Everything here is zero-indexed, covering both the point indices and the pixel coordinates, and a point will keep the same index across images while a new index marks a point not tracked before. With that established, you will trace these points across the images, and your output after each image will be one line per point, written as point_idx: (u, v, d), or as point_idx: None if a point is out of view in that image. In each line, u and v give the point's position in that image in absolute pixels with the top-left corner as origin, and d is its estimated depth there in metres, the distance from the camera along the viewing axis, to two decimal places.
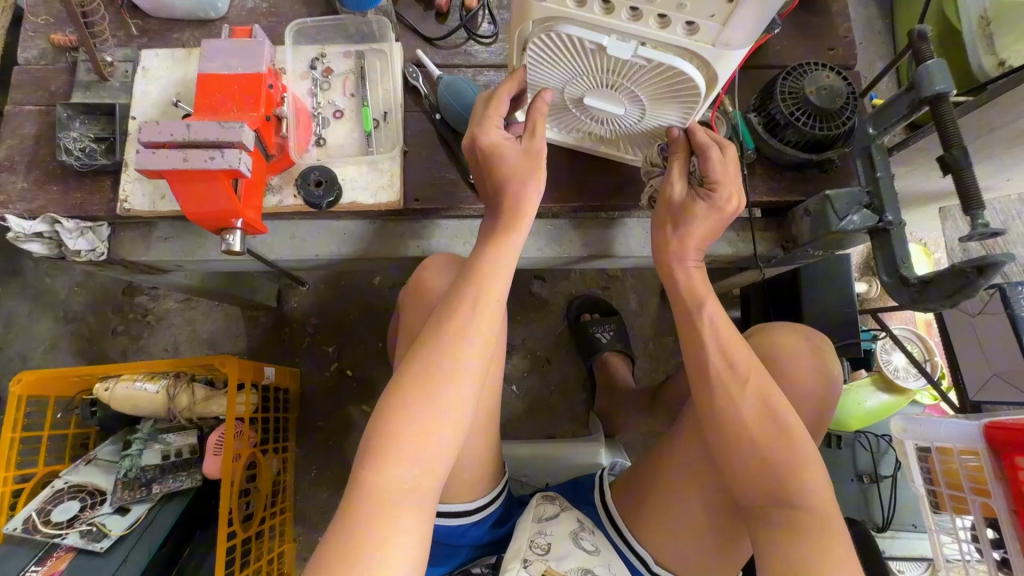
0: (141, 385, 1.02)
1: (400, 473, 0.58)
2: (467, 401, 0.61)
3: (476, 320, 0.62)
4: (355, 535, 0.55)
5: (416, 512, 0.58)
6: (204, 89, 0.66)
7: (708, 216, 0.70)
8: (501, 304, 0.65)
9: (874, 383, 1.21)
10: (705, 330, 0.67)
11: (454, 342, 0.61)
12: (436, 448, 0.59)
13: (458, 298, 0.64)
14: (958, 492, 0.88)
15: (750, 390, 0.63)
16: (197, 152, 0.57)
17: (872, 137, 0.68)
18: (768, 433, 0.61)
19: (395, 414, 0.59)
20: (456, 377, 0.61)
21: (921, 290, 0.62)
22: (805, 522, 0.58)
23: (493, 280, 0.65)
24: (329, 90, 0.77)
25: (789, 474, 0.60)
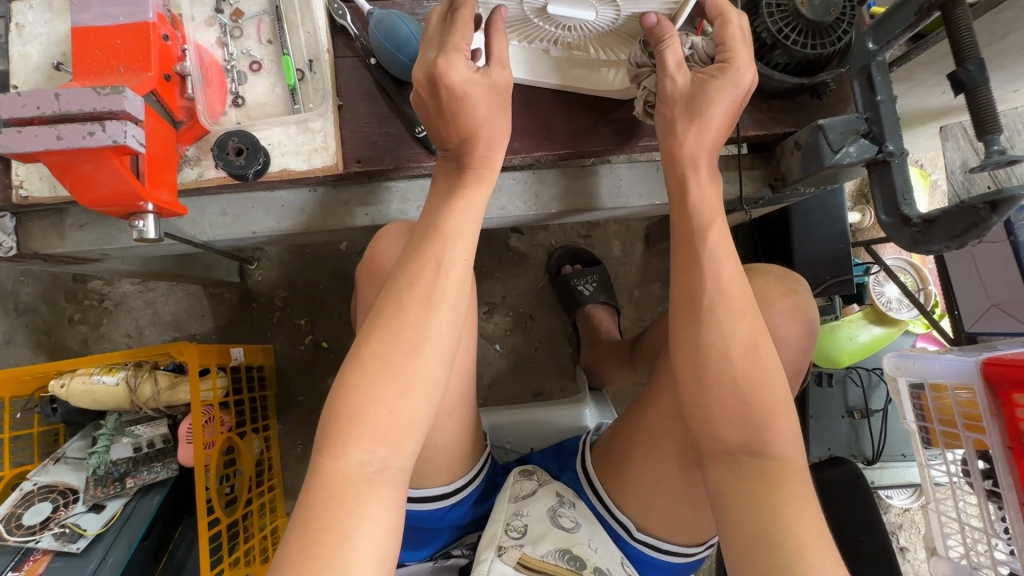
0: (99, 379, 0.95)
1: (365, 455, 0.50)
2: (443, 374, 0.53)
3: (445, 285, 0.53)
4: (319, 528, 0.47)
5: (386, 499, 0.50)
6: (80, 47, 0.55)
7: (729, 98, 0.57)
8: (469, 265, 0.55)
9: (867, 317, 1.15)
10: (704, 260, 0.56)
11: (423, 309, 0.52)
12: (408, 427, 0.51)
13: (420, 260, 0.54)
14: (950, 428, 0.86)
15: (744, 328, 0.54)
16: (71, 127, 0.48)
17: (872, 54, 0.59)
18: (760, 378, 0.53)
19: (360, 390, 0.50)
20: (427, 349, 0.52)
21: (925, 230, 0.55)
22: (787, 476, 0.51)
23: (457, 240, 0.55)
24: (242, 37, 0.66)
25: (769, 423, 0.52)
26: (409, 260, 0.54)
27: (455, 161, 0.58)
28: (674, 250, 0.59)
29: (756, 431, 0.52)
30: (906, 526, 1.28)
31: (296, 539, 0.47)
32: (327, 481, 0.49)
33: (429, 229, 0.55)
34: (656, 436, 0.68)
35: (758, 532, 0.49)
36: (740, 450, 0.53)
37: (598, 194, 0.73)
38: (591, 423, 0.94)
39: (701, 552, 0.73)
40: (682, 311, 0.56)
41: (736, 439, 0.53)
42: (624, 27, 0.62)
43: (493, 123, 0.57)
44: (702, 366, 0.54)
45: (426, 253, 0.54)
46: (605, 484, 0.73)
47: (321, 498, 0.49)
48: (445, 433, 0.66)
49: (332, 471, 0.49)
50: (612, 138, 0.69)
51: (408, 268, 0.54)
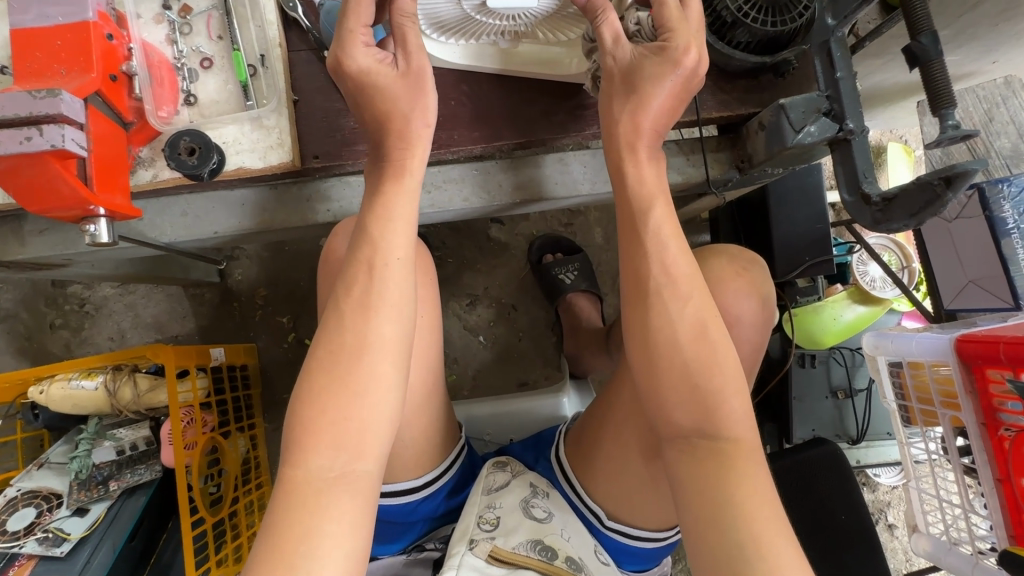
0: (78, 384, 0.96)
1: (323, 462, 0.49)
2: (393, 373, 0.52)
3: (384, 286, 0.53)
4: (282, 540, 0.46)
5: (351, 502, 0.49)
6: (19, 49, 0.54)
7: (667, 79, 0.55)
8: (405, 264, 0.55)
9: (851, 297, 1.15)
10: (649, 247, 0.55)
11: (362, 313, 0.52)
12: (365, 430, 0.51)
13: (355, 264, 0.54)
14: (928, 407, 0.85)
15: (692, 310, 0.54)
16: (7, 132, 0.47)
17: (832, 29, 0.59)
18: (712, 362, 0.53)
19: (310, 400, 0.50)
20: (372, 350, 0.52)
21: (885, 209, 0.54)
22: (741, 454, 0.51)
23: (391, 236, 0.54)
24: (191, 33, 0.64)
25: (719, 404, 0.52)
26: (348, 265, 0.54)
27: (374, 158, 0.58)
28: (620, 242, 0.58)
29: (707, 411, 0.52)
30: (893, 503, 1.29)
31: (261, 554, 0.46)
32: (289, 490, 0.48)
33: (364, 229, 0.55)
34: (622, 425, 0.69)
35: (714, 517, 0.49)
36: (695, 434, 0.52)
37: (561, 182, 0.72)
38: (569, 412, 0.94)
39: (674, 535, 0.73)
40: (630, 300, 0.56)
41: (689, 422, 0.53)
42: (558, 9, 0.60)
43: (403, 115, 0.56)
44: (654, 357, 0.54)
45: (359, 256, 0.54)
46: (577, 472, 0.74)
47: (284, 506, 0.48)
48: (412, 431, 0.66)
49: (292, 479, 0.49)
50: (572, 125, 0.68)
51: (346, 273, 0.54)
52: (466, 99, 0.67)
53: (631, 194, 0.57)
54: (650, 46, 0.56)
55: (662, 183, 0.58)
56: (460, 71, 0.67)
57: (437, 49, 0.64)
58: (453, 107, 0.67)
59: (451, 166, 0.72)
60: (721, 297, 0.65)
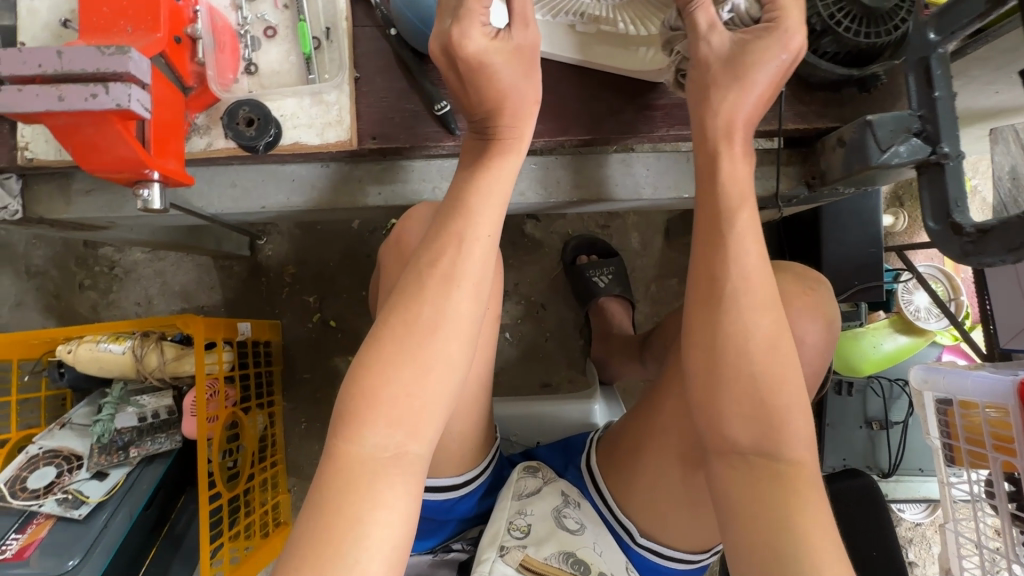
0: (106, 347, 0.94)
1: (379, 440, 0.47)
2: (463, 355, 0.50)
3: (469, 261, 0.51)
4: (327, 514, 0.45)
5: (403, 484, 0.47)
6: (87, 5, 0.53)
7: (772, 64, 0.53)
8: (493, 243, 0.53)
9: (892, 325, 1.12)
10: (731, 250, 0.52)
11: (442, 286, 0.50)
12: (426, 411, 0.49)
13: (442, 236, 0.52)
14: (978, 449, 0.82)
15: (767, 319, 0.51)
16: (73, 88, 0.45)
17: (933, 45, 0.55)
18: (782, 378, 0.50)
19: (375, 370, 0.48)
20: (446, 327, 0.49)
21: (977, 241, 0.51)
22: (804, 478, 0.49)
23: (481, 213, 0.52)
24: (257, 0, 0.62)
25: (783, 423, 0.50)
26: (433, 235, 0.52)
27: (479, 131, 0.57)
28: (695, 238, 0.55)
29: (772, 431, 0.49)
30: (916, 540, 1.25)
31: (308, 524, 0.45)
32: (341, 466, 0.47)
33: (453, 203, 0.53)
34: (664, 438, 0.66)
35: (770, 542, 0.46)
36: (752, 452, 0.50)
37: (621, 183, 0.69)
38: (599, 420, 0.91)
39: (707, 558, 0.71)
40: (698, 302, 0.53)
41: (749, 440, 0.50)
42: None
43: (518, 92, 0.55)
44: (715, 357, 0.51)
45: (448, 229, 0.52)
46: (610, 482, 0.72)
47: (332, 481, 0.46)
48: (461, 424, 0.64)
49: (344, 453, 0.47)
50: (640, 126, 0.65)
51: (430, 245, 0.51)
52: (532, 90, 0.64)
53: (719, 193, 0.54)
54: (752, 30, 0.54)
55: (750, 185, 0.55)
56: None
57: None
58: None
59: None
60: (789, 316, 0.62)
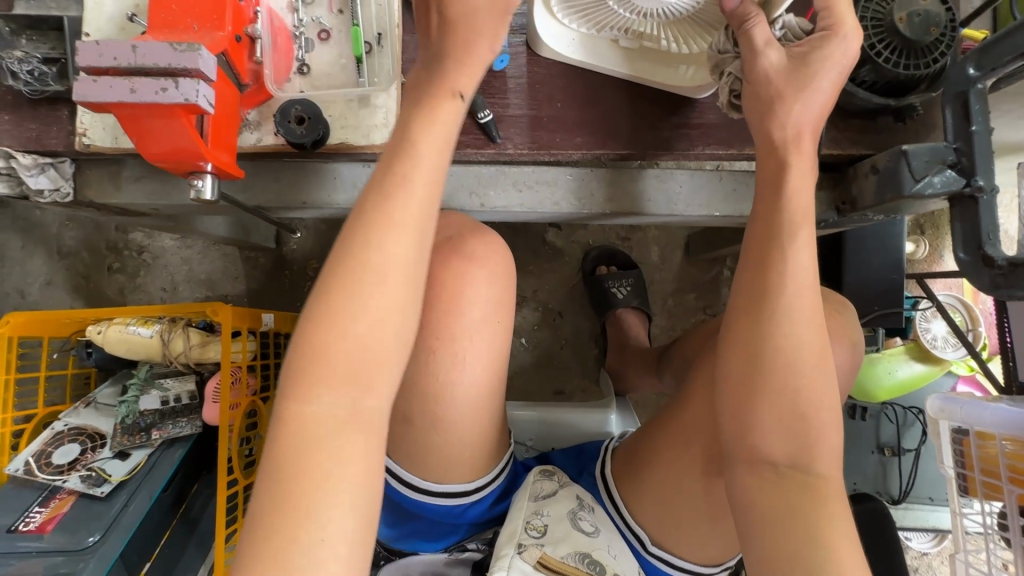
0: (135, 330, 0.97)
1: (331, 396, 0.47)
2: (410, 302, 0.48)
3: (408, 201, 0.49)
4: (289, 478, 0.45)
5: (359, 439, 0.47)
6: (158, 2, 0.55)
7: (834, 73, 0.55)
8: (440, 182, 0.51)
9: (908, 353, 1.12)
10: (788, 262, 0.54)
11: (384, 230, 0.48)
12: (377, 363, 0.48)
13: (382, 175, 0.49)
14: (992, 480, 0.82)
15: (815, 335, 0.54)
16: (145, 81, 0.47)
17: (971, 80, 0.56)
18: (819, 397, 0.54)
19: (318, 323, 0.47)
20: (389, 273, 0.48)
21: (1009, 274, 0.53)
22: (828, 492, 0.53)
23: (425, 151, 0.50)
24: (313, 4, 0.65)
25: (818, 439, 0.53)
26: (378, 176, 0.50)
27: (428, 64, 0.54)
28: (746, 249, 0.57)
29: (805, 445, 0.53)
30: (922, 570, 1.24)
31: (272, 490, 0.45)
32: (293, 425, 0.46)
33: (399, 143, 0.51)
34: (685, 447, 0.67)
35: (785, 546, 0.52)
36: (784, 463, 0.54)
37: (654, 199, 0.71)
38: (614, 430, 0.92)
39: (718, 574, 0.72)
40: (744, 311, 0.55)
41: (783, 451, 0.54)
42: (697, 13, 0.59)
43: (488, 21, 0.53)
44: (756, 374, 0.54)
45: (387, 166, 0.49)
46: (623, 491, 0.73)
47: (288, 441, 0.46)
48: (470, 430, 0.65)
49: (294, 412, 0.46)
50: (676, 144, 0.67)
51: (372, 185, 0.49)
52: (573, 103, 0.66)
53: (785, 204, 0.55)
54: (807, 41, 0.56)
55: (812, 199, 0.56)
56: (570, 73, 0.66)
57: (556, 44, 0.64)
58: (559, 109, 0.66)
59: (543, 168, 0.71)
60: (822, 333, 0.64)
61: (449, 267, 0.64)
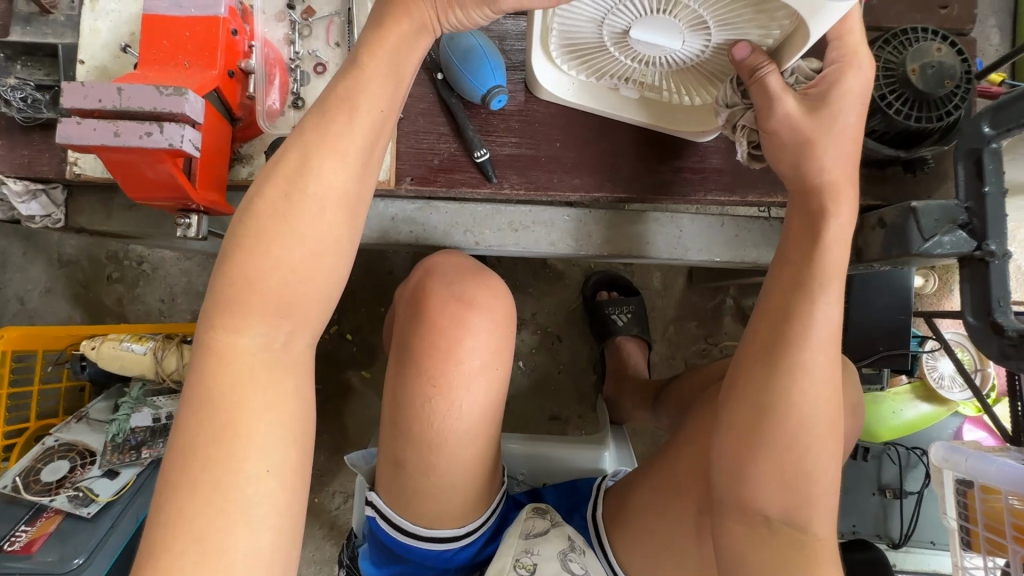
0: (128, 346, 0.97)
1: (255, 332, 0.46)
2: (347, 237, 0.47)
3: (351, 132, 0.46)
4: (220, 414, 0.45)
5: (288, 381, 0.47)
6: (148, 35, 0.54)
7: (856, 109, 0.53)
8: (388, 118, 0.47)
9: (914, 392, 1.09)
10: (812, 315, 0.52)
11: (324, 158, 0.45)
12: (310, 299, 0.47)
13: (330, 105, 0.46)
14: (997, 537, 0.79)
15: (830, 396, 0.53)
16: (129, 124, 0.46)
17: (986, 138, 0.53)
18: (823, 462, 0.53)
19: (245, 251, 0.45)
20: (324, 202, 0.45)
21: (1018, 345, 0.52)
22: (820, 553, 0.52)
23: (376, 85, 0.46)
24: (310, 37, 0.63)
25: (817, 501, 0.53)
26: (321, 97, 0.46)
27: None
28: (766, 296, 0.55)
29: (803, 504, 0.53)
30: None
31: (200, 425, 0.44)
32: (217, 357, 0.45)
33: (347, 68, 0.47)
34: (681, 504, 0.65)
35: None
36: (780, 520, 0.53)
37: (654, 242, 0.70)
38: (608, 467, 0.90)
39: None
40: (759, 359, 0.54)
41: (779, 507, 0.53)
42: (705, 64, 0.56)
43: None
44: (762, 424, 0.53)
45: (337, 96, 0.46)
46: (612, 536, 0.72)
47: (211, 372, 0.45)
48: (461, 475, 0.63)
49: (220, 344, 0.45)
50: (678, 189, 0.65)
51: (317, 111, 0.46)
52: (570, 143, 0.64)
53: (814, 260, 0.53)
54: (821, 78, 0.53)
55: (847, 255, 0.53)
56: (570, 113, 0.64)
57: (555, 87, 0.61)
58: (558, 149, 0.64)
59: (541, 206, 0.70)
60: None
61: (451, 314, 0.63)
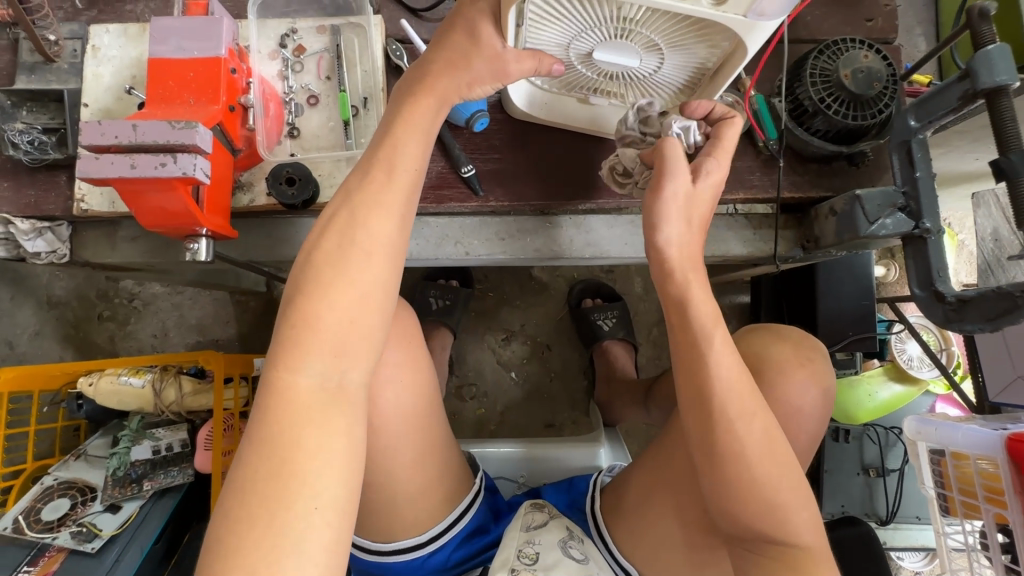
0: (126, 380, 0.98)
1: (318, 371, 0.49)
2: (392, 282, 0.53)
3: (392, 192, 0.53)
4: (280, 448, 0.46)
5: (344, 416, 0.49)
6: (155, 77, 0.59)
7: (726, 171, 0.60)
8: (419, 178, 0.55)
9: (886, 374, 1.16)
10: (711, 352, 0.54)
11: (372, 212, 0.52)
12: (363, 339, 0.51)
13: (372, 167, 0.54)
14: (970, 499, 0.85)
15: (758, 426, 0.53)
16: (144, 157, 0.50)
17: (912, 131, 0.60)
18: (781, 479, 0.53)
19: (310, 295, 0.49)
20: (376, 250, 0.52)
21: (959, 309, 0.57)
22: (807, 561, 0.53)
23: (407, 145, 0.55)
24: (302, 72, 0.69)
25: (787, 516, 0.53)
26: (362, 165, 0.54)
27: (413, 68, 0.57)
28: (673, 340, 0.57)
29: (779, 523, 0.53)
30: None
31: (261, 458, 0.46)
32: (281, 393, 0.48)
33: (381, 139, 0.55)
34: (674, 490, 0.68)
35: None
36: (763, 539, 0.54)
37: (631, 244, 0.76)
38: (604, 464, 0.94)
39: None
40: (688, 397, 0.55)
41: (760, 528, 0.54)
42: (666, 81, 0.61)
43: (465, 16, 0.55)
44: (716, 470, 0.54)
45: (376, 160, 0.54)
46: (609, 523, 0.75)
47: (273, 411, 0.48)
48: (407, 484, 0.65)
49: (281, 382, 0.48)
50: None
51: (362, 173, 0.54)
52: (549, 155, 0.70)
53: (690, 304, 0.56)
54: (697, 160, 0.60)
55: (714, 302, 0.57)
56: (546, 130, 0.70)
57: (529, 108, 0.67)
58: (537, 162, 0.70)
59: (525, 218, 0.76)
60: (779, 378, 0.69)
61: None
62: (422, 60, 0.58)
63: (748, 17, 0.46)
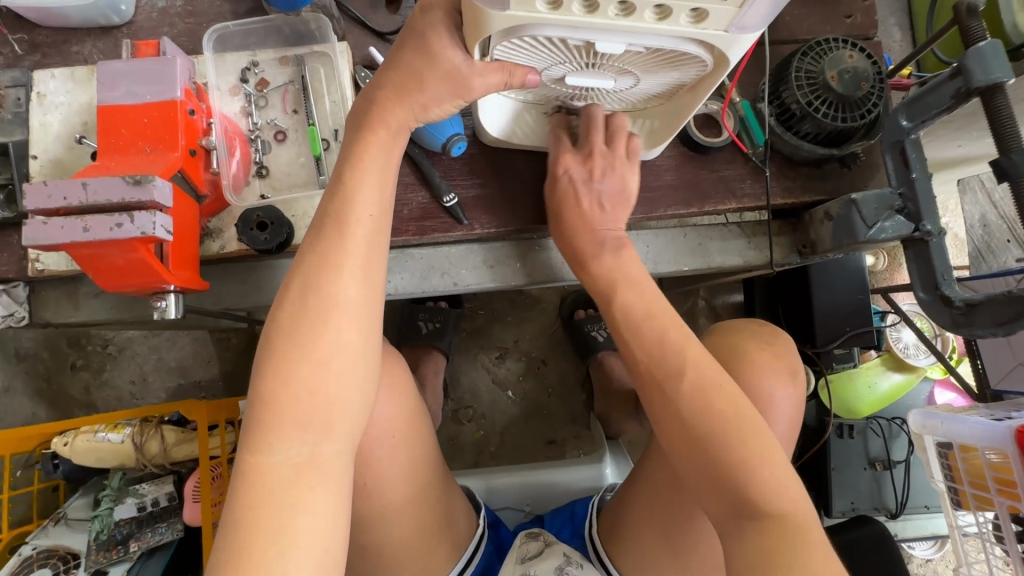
0: (104, 437, 0.93)
1: (288, 449, 0.45)
2: (360, 341, 0.49)
3: (350, 245, 0.50)
4: (253, 541, 0.42)
5: (323, 492, 0.45)
6: (106, 125, 0.55)
7: (634, 167, 0.65)
8: (379, 220, 0.52)
9: (885, 364, 1.14)
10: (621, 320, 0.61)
11: (329, 272, 0.48)
12: (333, 406, 0.47)
13: (326, 220, 0.50)
14: (982, 493, 0.84)
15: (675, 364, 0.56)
16: (98, 218, 0.46)
17: (905, 131, 0.58)
18: (708, 408, 0.53)
19: (272, 370, 0.46)
20: (338, 310, 0.48)
21: (967, 313, 0.56)
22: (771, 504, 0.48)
23: (366, 190, 0.52)
24: (266, 107, 0.65)
25: (725, 447, 0.51)
26: (318, 220, 0.51)
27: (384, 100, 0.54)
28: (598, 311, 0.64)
29: (713, 461, 0.51)
30: None
31: (234, 555, 0.42)
32: (251, 479, 0.44)
33: (334, 189, 0.52)
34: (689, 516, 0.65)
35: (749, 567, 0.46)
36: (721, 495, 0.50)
37: None
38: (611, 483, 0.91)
39: None
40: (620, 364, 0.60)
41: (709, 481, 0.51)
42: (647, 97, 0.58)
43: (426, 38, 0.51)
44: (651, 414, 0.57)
45: (330, 212, 0.51)
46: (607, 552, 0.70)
47: (243, 501, 0.44)
48: (407, 544, 0.62)
49: (251, 467, 0.45)
50: (639, 208, 0.68)
51: (318, 229, 0.50)
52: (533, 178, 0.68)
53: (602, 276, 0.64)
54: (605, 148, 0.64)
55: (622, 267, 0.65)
56: (529, 151, 0.67)
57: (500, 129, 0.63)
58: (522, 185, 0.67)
59: (513, 242, 0.73)
60: (733, 363, 0.67)
61: None
62: (378, 97, 0.54)
63: (730, 31, 0.42)
